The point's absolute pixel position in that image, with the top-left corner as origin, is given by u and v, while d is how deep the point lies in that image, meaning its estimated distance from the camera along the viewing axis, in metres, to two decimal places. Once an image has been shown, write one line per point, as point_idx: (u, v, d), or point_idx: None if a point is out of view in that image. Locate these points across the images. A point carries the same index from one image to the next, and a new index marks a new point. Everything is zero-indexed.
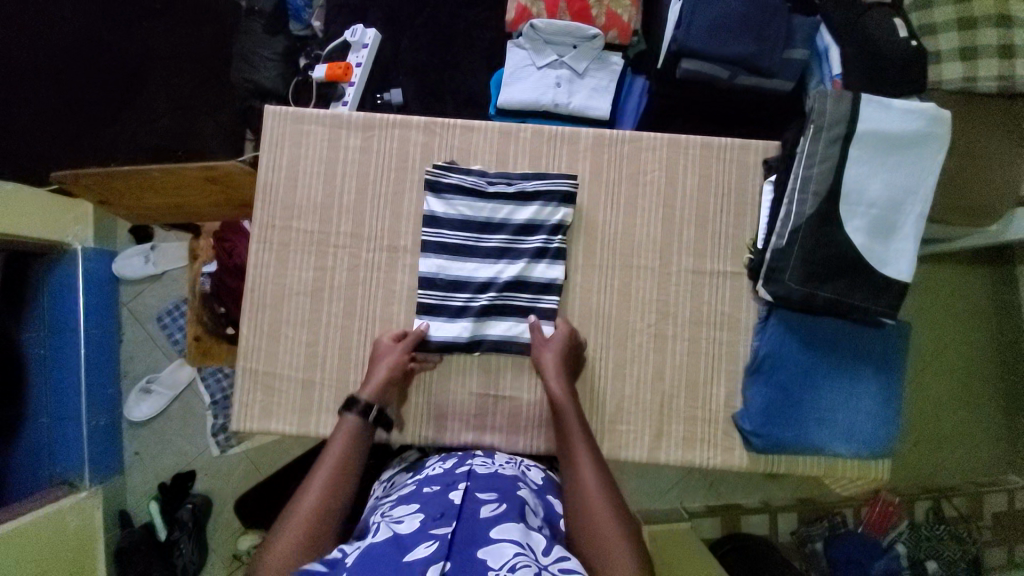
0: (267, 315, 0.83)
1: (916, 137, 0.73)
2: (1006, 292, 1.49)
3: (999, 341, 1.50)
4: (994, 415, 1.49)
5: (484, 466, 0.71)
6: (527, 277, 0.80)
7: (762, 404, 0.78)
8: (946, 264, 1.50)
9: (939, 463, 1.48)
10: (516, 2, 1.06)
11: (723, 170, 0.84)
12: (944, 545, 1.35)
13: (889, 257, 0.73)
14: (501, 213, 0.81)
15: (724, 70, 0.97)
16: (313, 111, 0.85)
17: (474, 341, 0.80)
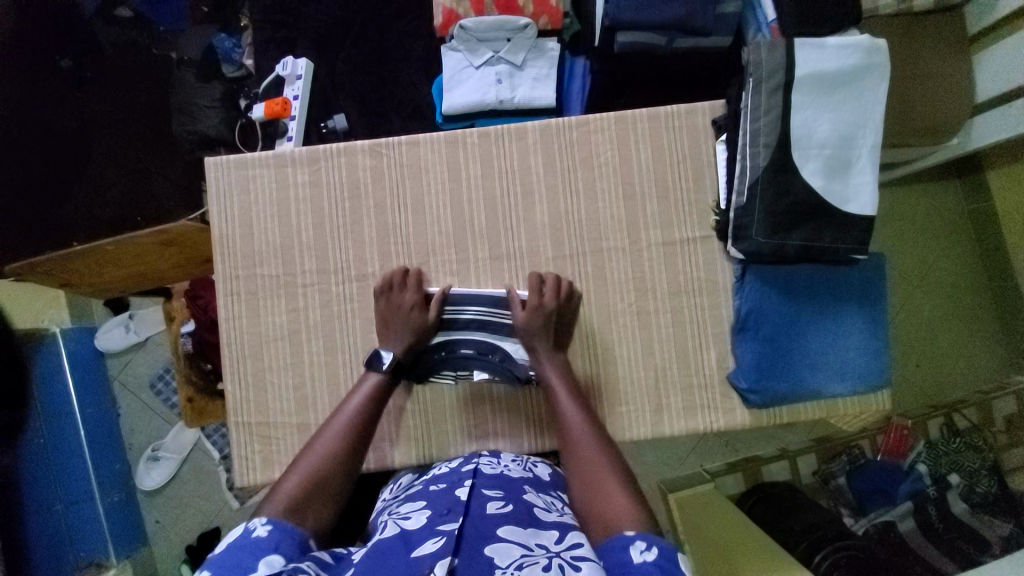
0: (249, 366, 0.82)
1: (857, 68, 0.72)
2: (979, 200, 1.49)
3: (981, 249, 1.51)
4: (989, 321, 1.52)
5: (490, 466, 0.70)
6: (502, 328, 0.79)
7: (752, 359, 0.79)
8: (914, 186, 1.52)
9: (944, 379, 1.51)
10: (441, 6, 1.05)
11: (674, 138, 0.84)
12: (964, 456, 1.34)
13: (852, 193, 0.73)
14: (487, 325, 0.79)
15: (660, 35, 0.96)
16: (255, 155, 0.84)
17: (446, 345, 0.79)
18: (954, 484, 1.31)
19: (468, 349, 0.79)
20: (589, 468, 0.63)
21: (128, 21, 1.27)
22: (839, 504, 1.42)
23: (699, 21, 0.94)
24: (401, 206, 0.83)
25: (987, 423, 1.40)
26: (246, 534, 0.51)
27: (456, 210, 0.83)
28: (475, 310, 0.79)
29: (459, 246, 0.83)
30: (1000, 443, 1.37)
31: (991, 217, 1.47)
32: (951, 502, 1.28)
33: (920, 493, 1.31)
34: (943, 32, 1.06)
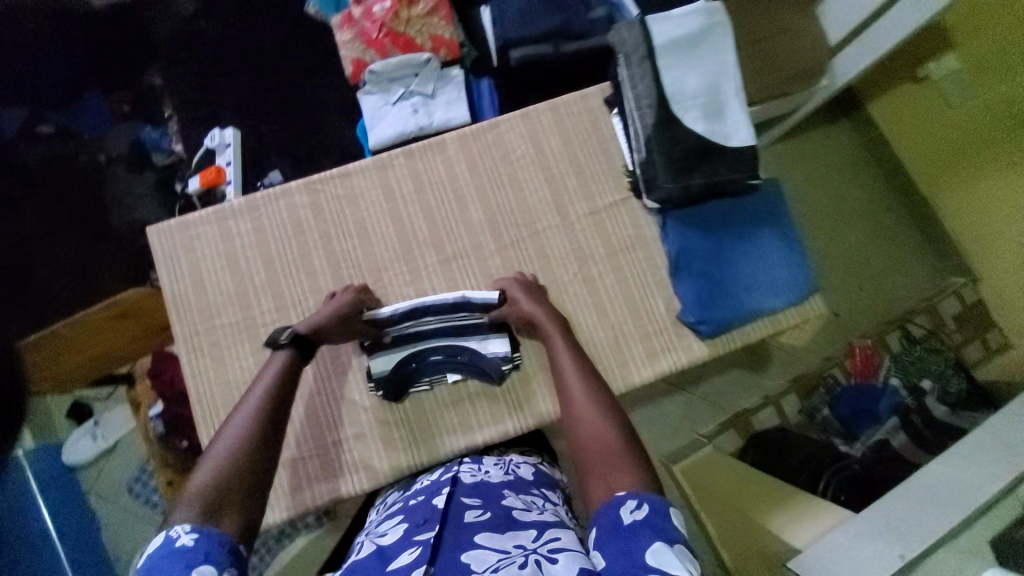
0: (224, 416, 0.83)
1: (706, 29, 0.84)
2: (868, 132, 1.77)
3: (885, 173, 1.75)
4: (910, 232, 1.74)
5: (470, 474, 0.74)
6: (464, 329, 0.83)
7: (694, 296, 0.86)
8: (813, 134, 1.79)
9: (892, 294, 1.70)
10: (349, 57, 1.15)
11: (576, 121, 0.94)
12: (931, 358, 1.51)
13: (733, 132, 0.83)
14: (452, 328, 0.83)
15: (545, 44, 1.15)
16: (196, 215, 0.88)
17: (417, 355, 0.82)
18: (928, 388, 1.44)
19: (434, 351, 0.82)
20: (585, 429, 0.63)
21: (54, 136, 1.31)
22: (831, 435, 1.49)
23: (575, 26, 1.15)
24: (345, 233, 0.88)
25: (940, 325, 1.62)
26: (169, 543, 0.50)
27: (397, 224, 0.88)
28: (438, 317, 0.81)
29: (407, 256, 0.87)
30: (955, 341, 1.57)
31: (880, 141, 1.73)
32: (931, 406, 1.41)
33: (900, 405, 1.42)
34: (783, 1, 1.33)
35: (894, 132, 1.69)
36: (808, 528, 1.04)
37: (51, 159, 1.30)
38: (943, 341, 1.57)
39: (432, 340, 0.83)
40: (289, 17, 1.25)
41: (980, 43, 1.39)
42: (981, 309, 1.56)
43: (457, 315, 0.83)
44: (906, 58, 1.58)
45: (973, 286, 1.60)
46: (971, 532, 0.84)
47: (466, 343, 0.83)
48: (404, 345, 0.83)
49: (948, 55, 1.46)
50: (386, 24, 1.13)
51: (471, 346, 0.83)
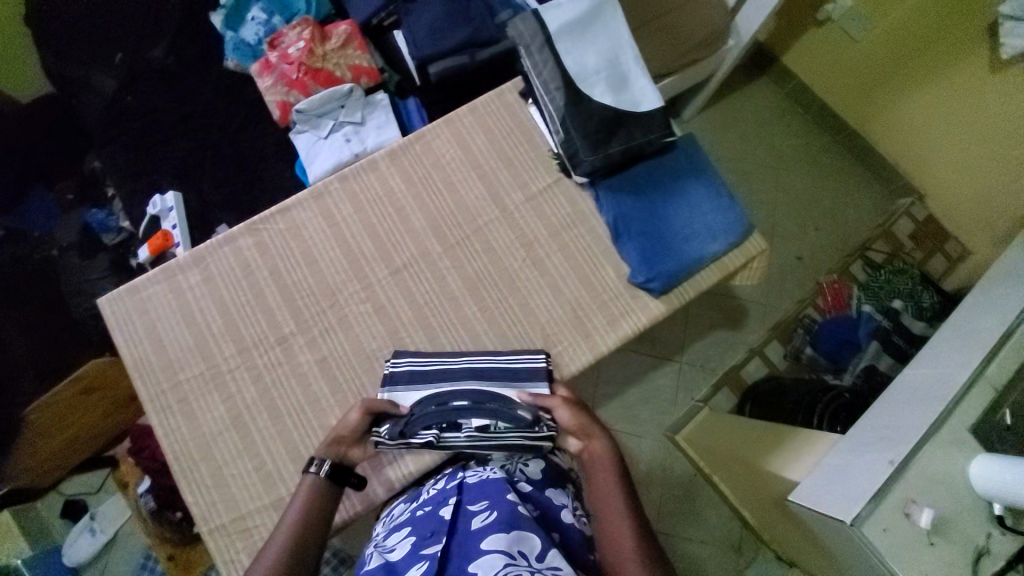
0: (204, 470, 0.84)
1: (595, 9, 0.89)
2: (789, 81, 1.87)
3: (815, 116, 1.86)
4: (854, 165, 1.84)
5: (475, 476, 0.72)
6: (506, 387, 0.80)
7: (637, 257, 0.89)
8: (737, 93, 1.89)
9: (848, 226, 1.80)
10: (275, 102, 1.18)
11: (497, 118, 0.98)
12: (896, 282, 1.61)
13: (638, 97, 0.88)
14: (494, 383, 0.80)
15: (461, 54, 1.20)
16: (146, 278, 0.90)
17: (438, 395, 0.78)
18: (900, 308, 1.52)
19: (447, 392, 0.78)
20: (604, 517, 0.65)
21: (3, 237, 1.32)
22: (820, 371, 1.59)
23: (485, 33, 1.21)
24: (294, 265, 0.89)
25: (899, 247, 1.74)
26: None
27: (344, 247, 0.90)
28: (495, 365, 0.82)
29: (358, 275, 0.89)
30: (918, 258, 1.72)
31: (801, 91, 1.86)
32: (908, 324, 1.48)
33: (878, 329, 1.49)
34: None
35: (814, 77, 1.81)
36: (804, 459, 1.06)
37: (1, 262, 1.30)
38: (906, 261, 1.70)
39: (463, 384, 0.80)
40: (212, 76, 1.28)
41: None
42: (934, 224, 1.72)
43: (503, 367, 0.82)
44: (801, 9, 1.70)
45: (921, 203, 1.75)
46: (951, 422, 0.81)
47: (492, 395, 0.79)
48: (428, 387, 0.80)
49: None
50: (303, 63, 1.16)
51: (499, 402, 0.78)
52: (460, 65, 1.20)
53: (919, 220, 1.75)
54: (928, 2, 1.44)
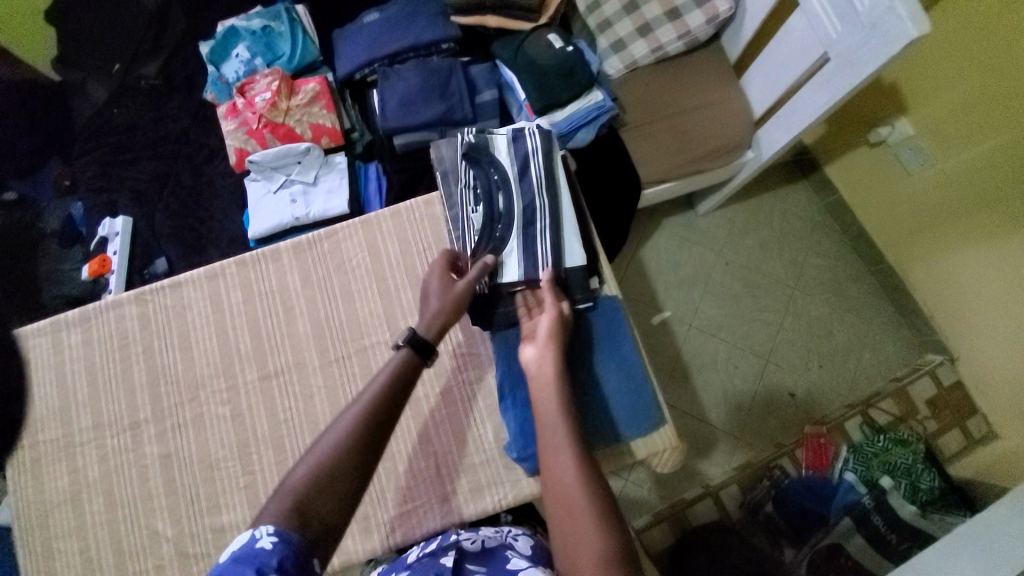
0: (37, 536, 0.82)
1: (529, 152, 0.82)
2: (828, 194, 1.54)
3: (847, 236, 1.52)
4: (882, 305, 1.48)
5: (470, 539, 0.72)
6: (509, 250, 0.79)
7: (518, 428, 0.78)
8: (764, 191, 1.58)
9: (859, 371, 1.44)
10: (232, 147, 1.15)
11: (417, 229, 0.90)
12: (892, 454, 1.30)
13: (564, 249, 0.80)
14: (513, 240, 0.79)
15: (428, 132, 1.12)
16: (36, 325, 0.89)
17: (480, 186, 0.81)
18: (889, 487, 1.25)
19: (484, 201, 0.80)
20: (557, 470, 0.64)
21: (14, 203, 1.34)
22: (777, 538, 1.27)
23: (458, 113, 1.12)
24: (169, 346, 0.86)
25: (910, 412, 1.38)
26: (252, 543, 0.49)
27: (222, 339, 0.86)
28: (542, 230, 0.79)
29: (227, 372, 0.85)
30: (929, 429, 1.35)
31: (843, 207, 1.50)
32: (896, 507, 1.23)
33: (856, 506, 1.24)
34: (699, 69, 1.26)
35: (853, 195, 1.47)
36: None
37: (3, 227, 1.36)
38: (910, 432, 1.34)
39: (505, 202, 0.80)
40: (193, 103, 1.28)
41: (932, 112, 1.18)
42: (960, 394, 1.34)
43: (546, 240, 0.79)
44: (851, 121, 1.38)
45: (951, 365, 1.37)
46: None
47: (510, 241, 0.79)
48: (465, 163, 0.82)
49: (900, 120, 1.25)
50: (264, 116, 1.13)
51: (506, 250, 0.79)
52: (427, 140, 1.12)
53: (945, 384, 1.36)
54: (994, 159, 1.10)
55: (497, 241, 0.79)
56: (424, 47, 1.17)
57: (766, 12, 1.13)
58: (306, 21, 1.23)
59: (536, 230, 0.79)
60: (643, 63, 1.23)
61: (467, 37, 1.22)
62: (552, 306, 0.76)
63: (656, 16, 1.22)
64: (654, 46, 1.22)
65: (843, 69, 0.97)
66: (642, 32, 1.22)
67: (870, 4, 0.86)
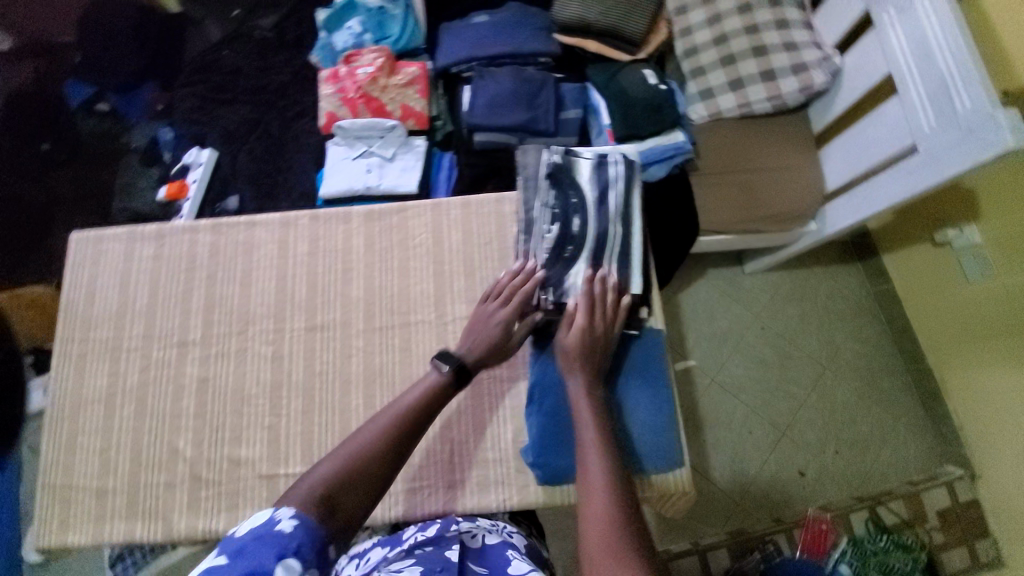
0: (66, 427, 0.86)
1: (611, 181, 0.83)
2: (882, 283, 1.52)
3: (889, 330, 1.50)
4: (912, 407, 1.44)
5: (472, 533, 0.73)
6: (583, 269, 0.80)
7: (537, 434, 0.80)
8: (817, 266, 1.57)
9: (876, 466, 1.40)
10: (324, 110, 1.21)
11: (483, 223, 0.92)
12: (893, 557, 1.23)
13: (629, 277, 0.81)
14: (585, 262, 0.80)
15: (510, 134, 1.16)
16: (112, 231, 0.94)
17: (558, 204, 0.82)
18: None
19: (561, 217, 0.82)
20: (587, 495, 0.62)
21: (107, 113, 1.43)
22: None
23: (541, 124, 1.15)
24: (230, 279, 0.91)
25: (919, 519, 1.33)
26: (272, 524, 0.52)
27: (280, 284, 0.91)
28: (615, 256, 0.81)
29: (277, 316, 0.89)
30: (935, 541, 1.31)
31: (893, 298, 1.48)
32: None
33: None
34: (781, 131, 1.28)
35: (908, 290, 1.44)
36: None
37: (99, 132, 1.43)
38: (915, 539, 1.29)
39: (582, 221, 0.82)
40: (296, 62, 1.35)
41: (1004, 225, 1.15)
42: (975, 513, 1.30)
43: (617, 267, 0.81)
44: (920, 215, 1.36)
45: (970, 482, 1.33)
46: None
47: (583, 261, 0.80)
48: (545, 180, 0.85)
49: (969, 226, 1.22)
50: (362, 87, 1.19)
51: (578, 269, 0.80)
52: (504, 143, 1.17)
53: (959, 500, 1.33)
54: None
55: (570, 259, 0.80)
56: (524, 55, 1.20)
57: (866, 87, 1.12)
58: (419, 8, 1.29)
59: (609, 256, 0.81)
60: (727, 117, 1.26)
61: (566, 53, 1.25)
62: (576, 324, 0.75)
63: (749, 74, 1.24)
64: (741, 102, 1.24)
65: (931, 163, 0.96)
66: (733, 87, 1.24)
67: (970, 105, 0.87)
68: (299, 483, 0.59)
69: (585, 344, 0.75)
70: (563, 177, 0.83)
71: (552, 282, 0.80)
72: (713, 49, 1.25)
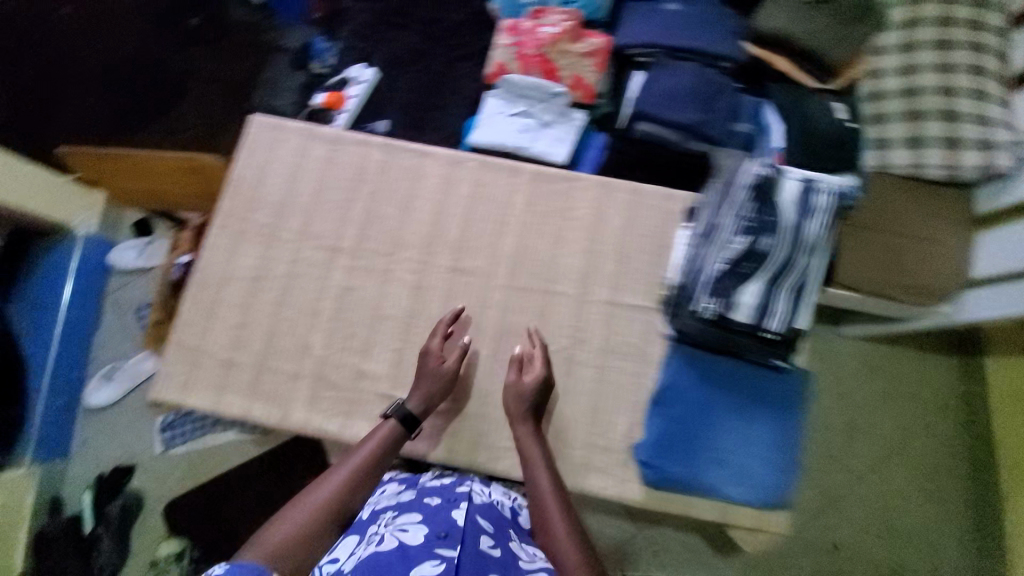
0: (208, 294, 0.89)
1: (817, 208, 0.77)
2: None
3: None
4: None
5: (482, 493, 0.71)
6: (754, 288, 0.76)
7: (657, 435, 0.80)
8: None
9: None
10: (495, 61, 1.21)
11: (647, 215, 0.91)
12: None
13: (798, 311, 0.77)
14: (760, 281, 0.76)
15: (676, 132, 1.12)
16: (292, 123, 0.97)
17: (755, 214, 0.77)
18: None
19: (753, 229, 0.76)
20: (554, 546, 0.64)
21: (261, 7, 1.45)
22: None
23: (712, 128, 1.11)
24: (391, 200, 0.93)
25: None
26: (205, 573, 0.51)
27: (436, 218, 0.92)
28: (792, 285, 0.77)
29: (426, 247, 0.90)
30: None
31: None
32: None
33: None
34: (944, 203, 1.11)
35: None
36: None
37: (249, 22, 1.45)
38: None
39: (774, 239, 0.76)
40: (471, 6, 1.35)
41: None
42: None
43: (790, 297, 0.77)
44: None
45: None
46: None
47: (757, 280, 0.76)
48: (746, 185, 0.78)
49: None
50: (543, 47, 1.18)
51: (750, 287, 0.76)
52: (665, 138, 1.13)
53: None
54: None
55: (746, 274, 0.76)
56: (709, 56, 1.17)
57: None
58: None
59: (785, 284, 0.77)
60: (895, 171, 1.12)
61: (752, 63, 1.21)
62: (538, 372, 0.80)
63: (934, 134, 1.09)
64: (914, 161, 1.10)
65: None
66: (909, 144, 1.11)
67: None
68: (248, 545, 0.61)
69: (545, 385, 0.80)
70: (767, 189, 0.78)
71: (720, 291, 0.76)
72: (902, 99, 1.11)
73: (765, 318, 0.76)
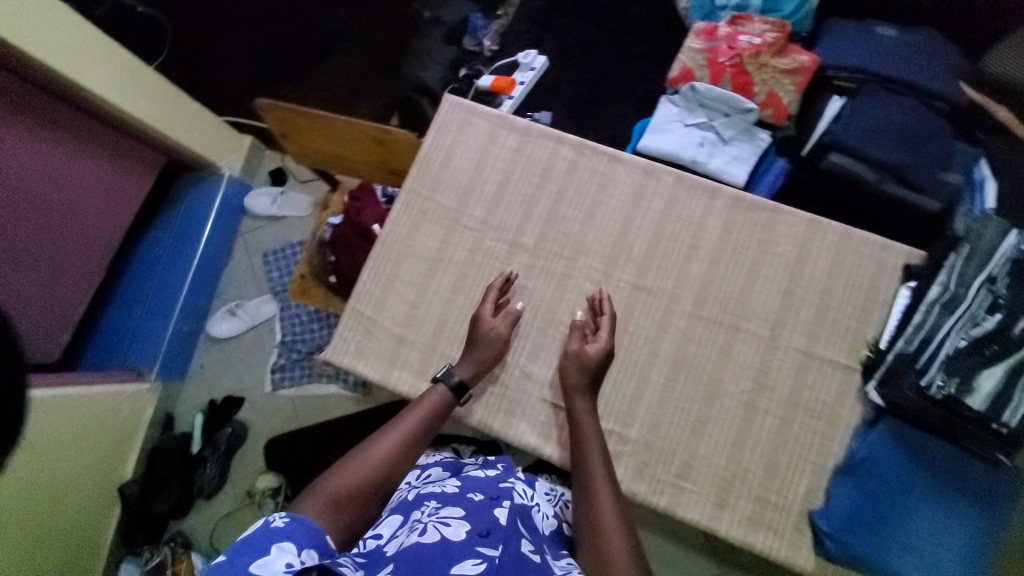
0: (387, 268, 0.89)
1: None
2: None
3: None
4: None
5: (523, 493, 0.68)
6: (997, 375, 0.67)
7: (846, 508, 0.74)
8: None
9: None
10: (682, 64, 1.15)
11: (858, 266, 0.82)
12: None
13: None
14: (1004, 369, 0.67)
15: (875, 172, 0.95)
16: (485, 109, 0.95)
17: (1009, 295, 0.69)
18: None
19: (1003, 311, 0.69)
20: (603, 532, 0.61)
21: None
22: None
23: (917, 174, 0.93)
24: (578, 204, 0.89)
25: None
26: (266, 526, 0.53)
27: (623, 230, 0.87)
28: None
29: (610, 259, 0.86)
30: None
31: None
32: None
33: None
34: None
35: None
36: None
37: None
38: None
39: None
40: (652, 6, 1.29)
41: None
42: None
43: None
44: None
45: None
46: None
47: (1003, 367, 0.67)
48: (1002, 260, 0.70)
49: None
50: (741, 57, 1.11)
51: (991, 374, 0.67)
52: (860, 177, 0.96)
53: None
54: None
55: (990, 357, 0.68)
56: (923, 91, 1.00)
57: None
58: None
59: None
60: None
61: (967, 109, 1.00)
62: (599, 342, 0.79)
63: None
64: None
65: None
66: None
67: None
68: (304, 493, 0.62)
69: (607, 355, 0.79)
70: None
71: (954, 369, 0.68)
72: None
73: (1004, 411, 0.66)
